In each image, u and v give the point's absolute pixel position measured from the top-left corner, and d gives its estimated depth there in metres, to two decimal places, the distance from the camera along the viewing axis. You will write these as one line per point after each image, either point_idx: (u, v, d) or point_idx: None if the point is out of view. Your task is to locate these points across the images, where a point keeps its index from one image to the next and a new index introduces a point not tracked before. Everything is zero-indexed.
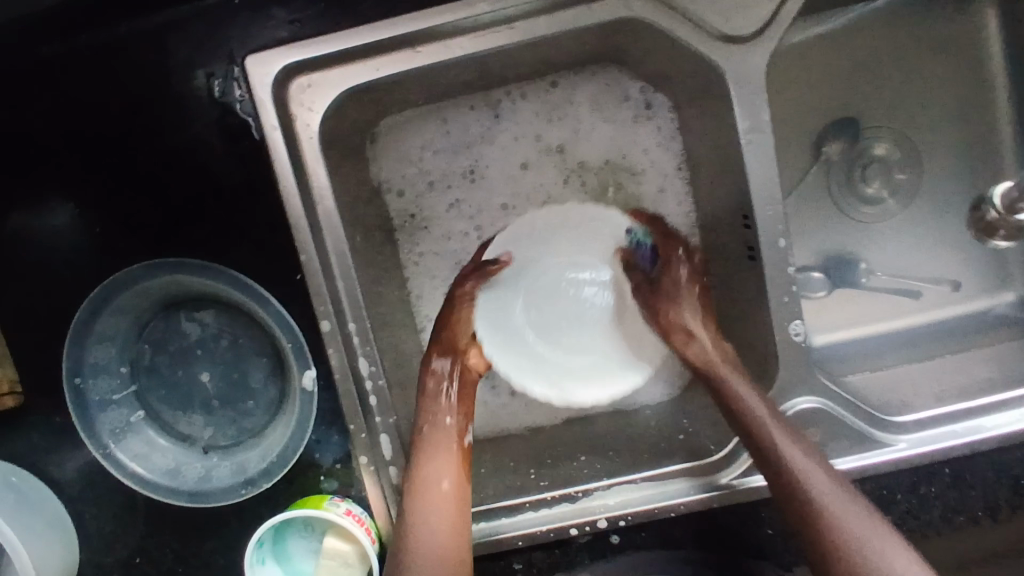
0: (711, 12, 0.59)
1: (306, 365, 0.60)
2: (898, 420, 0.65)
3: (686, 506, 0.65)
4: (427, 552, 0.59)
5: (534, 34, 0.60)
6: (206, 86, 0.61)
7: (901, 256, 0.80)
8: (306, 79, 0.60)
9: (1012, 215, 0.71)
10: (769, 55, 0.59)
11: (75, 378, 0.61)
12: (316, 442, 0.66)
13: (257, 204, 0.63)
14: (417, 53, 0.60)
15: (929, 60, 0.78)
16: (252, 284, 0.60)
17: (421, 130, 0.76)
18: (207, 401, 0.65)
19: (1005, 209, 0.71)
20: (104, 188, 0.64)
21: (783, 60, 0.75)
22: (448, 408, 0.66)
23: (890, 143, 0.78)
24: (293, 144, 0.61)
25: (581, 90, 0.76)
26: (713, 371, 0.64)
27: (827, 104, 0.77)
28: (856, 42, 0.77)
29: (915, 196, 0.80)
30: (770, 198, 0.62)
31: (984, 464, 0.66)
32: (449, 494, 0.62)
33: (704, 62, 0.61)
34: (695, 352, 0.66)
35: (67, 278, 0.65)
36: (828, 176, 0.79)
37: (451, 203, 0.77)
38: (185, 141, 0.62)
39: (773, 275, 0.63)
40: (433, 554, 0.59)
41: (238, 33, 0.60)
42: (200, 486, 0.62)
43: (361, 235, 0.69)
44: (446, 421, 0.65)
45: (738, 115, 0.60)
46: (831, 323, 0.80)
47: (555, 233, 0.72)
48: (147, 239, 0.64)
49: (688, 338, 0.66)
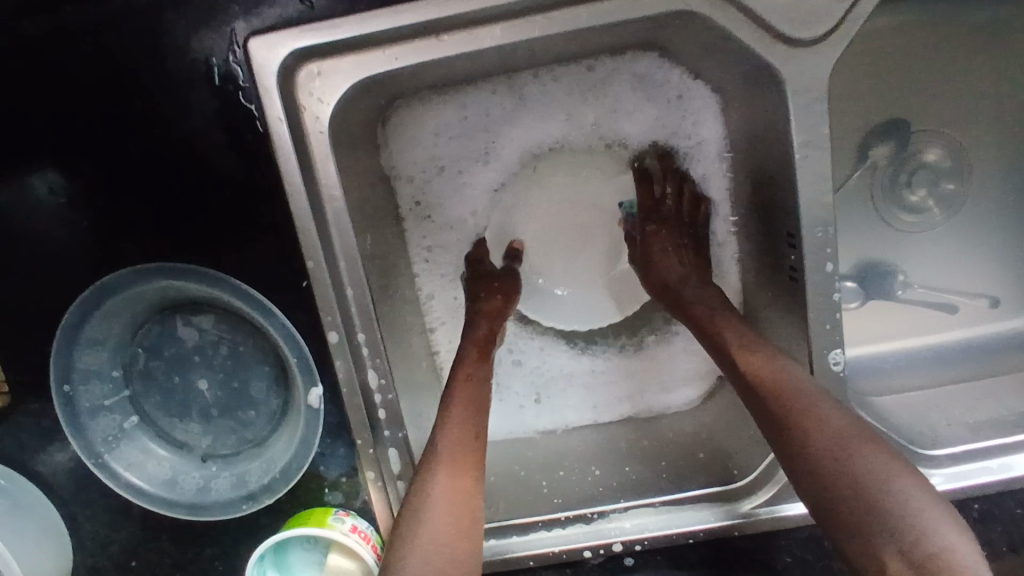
0: (775, 9, 0.52)
1: (313, 383, 0.58)
2: (931, 453, 0.62)
3: (705, 532, 0.62)
4: (436, 504, 0.50)
5: (576, 27, 0.53)
6: (205, 69, 0.54)
7: (941, 269, 0.76)
8: (315, 67, 0.54)
9: None
10: (834, 62, 0.53)
11: (65, 386, 0.57)
12: (320, 454, 0.62)
13: (259, 201, 0.57)
14: (441, 42, 0.53)
15: (993, 60, 0.72)
16: (256, 295, 0.56)
17: (437, 114, 0.68)
18: (206, 409, 0.61)
19: None
20: (90, 176, 0.57)
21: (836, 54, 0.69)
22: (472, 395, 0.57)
23: (942, 149, 0.73)
24: (301, 138, 0.55)
25: (618, 77, 0.69)
26: (711, 326, 0.62)
27: (879, 103, 0.71)
28: (918, 36, 0.70)
29: (961, 207, 0.75)
30: (820, 219, 0.57)
31: (1014, 499, 0.64)
32: (468, 448, 0.54)
33: (761, 66, 0.55)
34: (691, 310, 0.64)
35: (52, 271, 0.59)
36: (873, 181, 0.73)
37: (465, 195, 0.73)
38: (179, 129, 0.56)
39: (817, 300, 0.58)
40: (442, 507, 0.50)
41: (242, 10, 0.53)
42: (199, 498, 0.60)
43: (373, 234, 0.63)
44: (467, 386, 0.58)
45: (795, 127, 0.55)
46: (862, 336, 0.76)
47: (557, 203, 0.75)
48: (138, 235, 0.58)
49: (667, 292, 0.68)
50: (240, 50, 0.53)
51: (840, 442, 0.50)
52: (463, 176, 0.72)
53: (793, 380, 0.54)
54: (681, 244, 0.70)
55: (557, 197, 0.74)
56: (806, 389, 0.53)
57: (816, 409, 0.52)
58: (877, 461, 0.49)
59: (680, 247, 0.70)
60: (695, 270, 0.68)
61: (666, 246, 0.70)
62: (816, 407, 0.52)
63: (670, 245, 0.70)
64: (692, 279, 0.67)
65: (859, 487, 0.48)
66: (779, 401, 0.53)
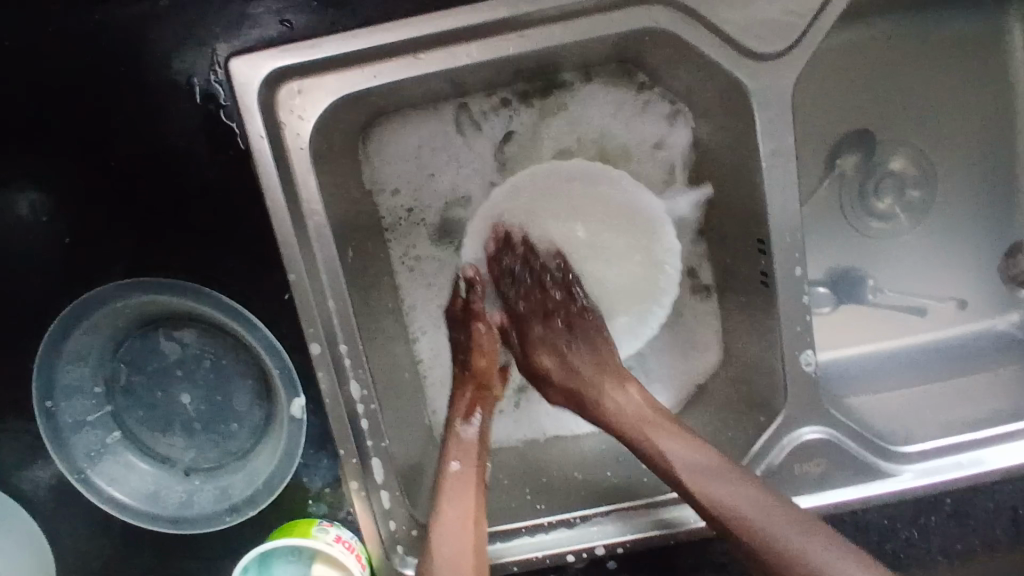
0: (739, 25, 0.55)
1: (296, 393, 0.58)
2: (903, 449, 0.63)
3: (684, 533, 0.64)
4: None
5: (548, 44, 0.55)
6: (187, 88, 0.56)
7: (911, 273, 0.78)
8: (296, 85, 0.55)
9: None
10: (797, 74, 0.56)
11: (47, 402, 0.57)
12: (304, 466, 0.63)
13: (245, 212, 0.60)
14: (417, 60, 0.55)
15: (952, 69, 0.74)
16: (237, 307, 0.56)
17: (416, 130, 0.69)
18: (189, 423, 0.62)
19: None
20: (71, 191, 0.59)
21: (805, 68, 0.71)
22: (468, 462, 0.62)
23: (907, 157, 0.75)
24: (282, 154, 0.56)
25: (586, 85, 0.69)
26: (591, 399, 0.63)
27: (844, 115, 0.74)
28: (879, 50, 0.73)
29: (928, 212, 0.77)
30: (786, 226, 0.59)
31: (986, 495, 0.65)
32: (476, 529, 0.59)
33: (727, 80, 0.57)
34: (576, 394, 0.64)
35: (37, 287, 0.61)
36: (841, 190, 0.76)
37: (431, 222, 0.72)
38: (160, 145, 0.58)
39: (786, 304, 0.60)
40: None
41: (223, 31, 0.54)
42: (182, 511, 0.60)
43: (354, 248, 0.64)
44: (467, 462, 0.62)
45: (760, 138, 0.57)
46: (839, 341, 0.78)
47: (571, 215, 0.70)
48: (121, 249, 0.60)
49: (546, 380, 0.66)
50: (220, 69, 0.55)
51: (744, 518, 0.54)
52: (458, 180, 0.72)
53: (694, 462, 0.57)
54: (554, 333, 0.67)
55: (543, 221, 0.70)
56: (684, 449, 0.58)
57: (698, 478, 0.56)
58: (775, 514, 0.54)
59: (556, 332, 0.67)
60: (587, 348, 0.66)
61: (548, 350, 0.66)
62: (721, 478, 0.56)
63: (554, 338, 0.66)
64: (584, 351, 0.66)
65: (760, 542, 0.53)
66: (692, 482, 0.56)
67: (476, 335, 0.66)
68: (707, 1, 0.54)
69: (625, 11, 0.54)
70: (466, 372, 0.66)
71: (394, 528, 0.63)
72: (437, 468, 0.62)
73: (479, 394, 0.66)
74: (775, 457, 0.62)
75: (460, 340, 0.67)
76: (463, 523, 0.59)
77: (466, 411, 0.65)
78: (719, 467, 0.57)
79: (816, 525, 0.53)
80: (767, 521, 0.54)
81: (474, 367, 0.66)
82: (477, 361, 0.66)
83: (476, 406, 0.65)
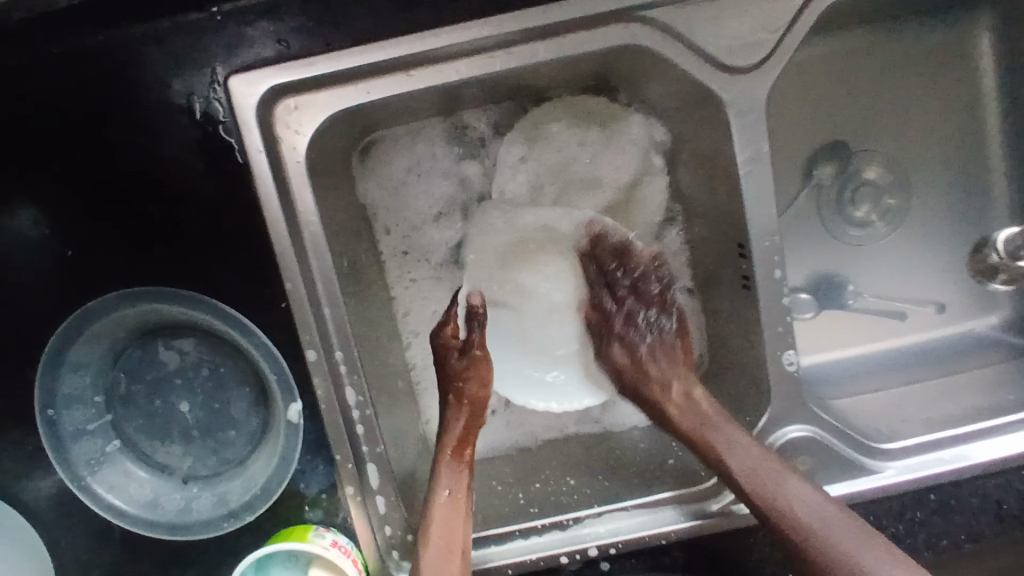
0: (713, 40, 0.58)
1: (292, 398, 0.59)
2: (885, 446, 0.65)
3: (677, 534, 0.65)
4: None
5: (533, 60, 0.58)
6: (187, 106, 0.58)
7: (890, 278, 0.80)
8: (292, 101, 0.58)
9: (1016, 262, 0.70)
10: (769, 85, 0.59)
11: (49, 410, 0.59)
12: (300, 472, 0.64)
13: (245, 224, 0.62)
14: (409, 77, 0.57)
15: (922, 81, 0.78)
16: (235, 314, 0.58)
17: (406, 148, 0.71)
18: (186, 431, 0.63)
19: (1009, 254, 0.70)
20: (77, 208, 0.62)
21: (778, 83, 0.75)
22: (455, 495, 0.63)
23: (882, 166, 0.78)
24: (279, 167, 0.59)
25: (567, 102, 0.72)
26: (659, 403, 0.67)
27: (818, 126, 0.77)
28: (850, 64, 0.76)
29: (904, 218, 0.80)
30: (765, 230, 0.61)
31: (968, 490, 0.66)
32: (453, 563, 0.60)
33: (703, 92, 0.60)
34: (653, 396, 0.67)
35: (44, 299, 0.63)
36: (819, 198, 0.78)
37: (425, 237, 0.74)
38: (162, 161, 0.60)
39: (768, 305, 0.63)
40: None
41: (222, 51, 0.57)
42: (180, 518, 0.61)
43: (349, 258, 0.66)
44: (455, 493, 0.63)
45: (736, 146, 0.60)
46: (821, 345, 0.80)
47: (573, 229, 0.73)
48: (124, 262, 0.63)
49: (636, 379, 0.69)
50: (220, 87, 0.57)
51: (804, 529, 0.57)
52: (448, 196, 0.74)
53: (763, 470, 0.60)
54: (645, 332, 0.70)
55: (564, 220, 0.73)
56: (751, 456, 0.60)
57: (763, 487, 0.59)
58: (833, 522, 0.57)
59: (635, 329, 0.70)
60: (661, 348, 0.70)
61: (625, 346, 0.70)
62: (786, 489, 0.59)
63: (632, 337, 0.70)
64: (661, 355, 0.69)
65: (818, 551, 0.56)
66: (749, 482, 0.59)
67: (472, 364, 0.67)
68: (682, 18, 0.57)
69: (607, 28, 0.57)
70: (460, 400, 0.67)
71: (389, 533, 0.64)
72: (426, 494, 0.63)
73: (470, 422, 0.67)
74: None
75: (453, 368, 0.67)
76: (448, 554, 0.60)
77: (457, 440, 0.66)
78: (784, 474, 0.59)
79: (869, 534, 0.57)
80: (825, 530, 0.57)
81: (467, 396, 0.67)
82: (472, 389, 0.67)
83: (466, 437, 0.66)
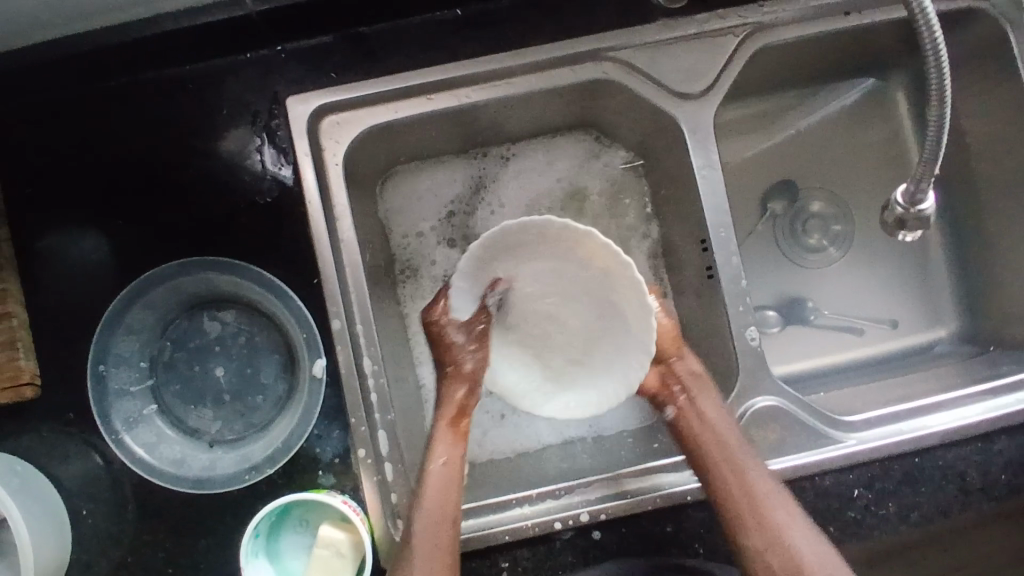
0: (667, 73, 0.73)
1: (318, 354, 0.68)
2: (847, 419, 0.71)
3: (662, 500, 0.69)
4: None
5: (527, 89, 0.73)
6: (252, 120, 0.74)
7: (845, 297, 0.91)
8: (335, 117, 0.71)
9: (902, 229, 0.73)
10: (715, 108, 0.73)
11: (100, 366, 0.68)
12: (317, 437, 0.71)
13: (289, 213, 0.74)
14: (430, 100, 0.72)
15: (851, 132, 0.92)
16: (272, 281, 0.68)
17: (427, 179, 0.84)
18: (218, 395, 0.71)
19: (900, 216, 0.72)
20: (147, 203, 0.75)
21: (720, 132, 0.89)
22: (451, 458, 0.67)
23: (824, 201, 0.92)
24: (321, 168, 0.71)
25: (555, 149, 0.85)
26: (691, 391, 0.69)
27: (768, 168, 0.91)
28: (789, 116, 0.90)
29: (852, 245, 0.92)
30: (722, 223, 0.73)
31: (930, 462, 0.72)
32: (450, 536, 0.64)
33: (663, 115, 0.74)
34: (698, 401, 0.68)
35: (104, 281, 0.74)
36: (775, 228, 0.91)
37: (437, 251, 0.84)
38: (224, 163, 0.74)
39: (729, 289, 0.72)
40: None
41: (284, 79, 0.73)
42: (204, 474, 0.67)
43: (371, 254, 0.77)
44: (453, 471, 0.66)
45: (694, 155, 0.73)
46: (789, 357, 0.89)
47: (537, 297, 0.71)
48: (184, 245, 0.74)
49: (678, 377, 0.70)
50: (280, 105, 0.73)
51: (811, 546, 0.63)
52: (458, 219, 0.85)
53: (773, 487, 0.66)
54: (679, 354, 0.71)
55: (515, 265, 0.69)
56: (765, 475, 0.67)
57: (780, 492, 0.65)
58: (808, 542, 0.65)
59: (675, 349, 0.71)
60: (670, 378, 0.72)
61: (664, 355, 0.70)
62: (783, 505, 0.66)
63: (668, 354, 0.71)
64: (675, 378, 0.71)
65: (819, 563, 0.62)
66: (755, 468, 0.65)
67: (477, 346, 0.69)
68: (642, 57, 0.73)
69: (583, 66, 0.73)
70: (457, 372, 0.69)
71: (395, 500, 0.68)
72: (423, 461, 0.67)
73: (470, 391, 0.69)
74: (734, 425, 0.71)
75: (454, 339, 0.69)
76: (445, 524, 0.64)
77: (454, 413, 0.68)
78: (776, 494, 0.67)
79: None
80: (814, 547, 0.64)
81: (467, 368, 0.69)
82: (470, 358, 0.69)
83: (465, 412, 0.69)
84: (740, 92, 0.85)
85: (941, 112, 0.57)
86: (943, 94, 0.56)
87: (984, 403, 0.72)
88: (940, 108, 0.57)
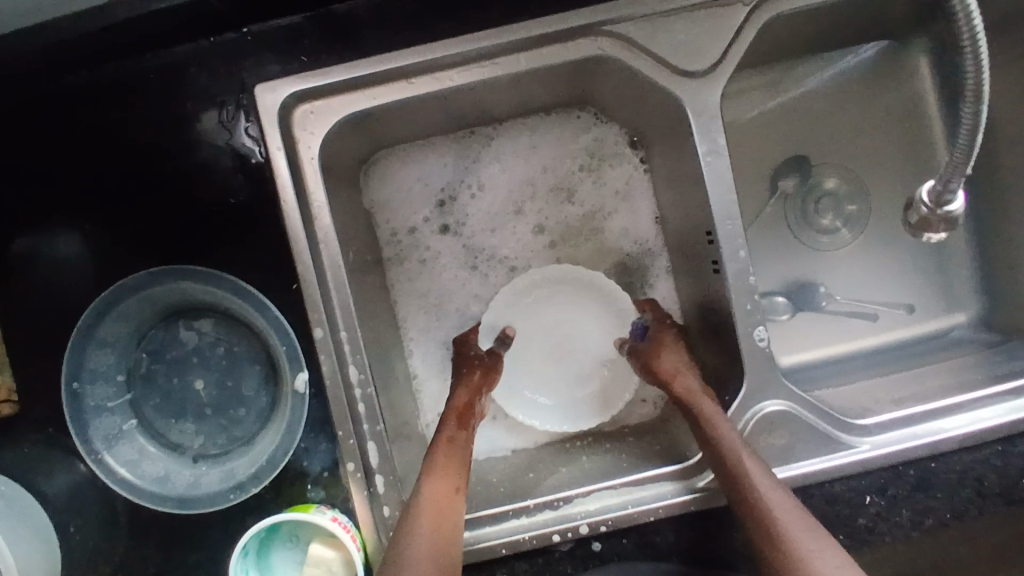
0: (670, 50, 0.66)
1: (299, 368, 0.63)
2: (860, 422, 0.67)
3: (664, 511, 0.66)
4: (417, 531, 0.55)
5: (517, 69, 0.66)
6: (217, 114, 0.68)
7: (858, 283, 0.86)
8: (309, 106, 0.65)
9: (944, 209, 0.60)
10: (722, 87, 0.66)
11: (74, 383, 0.63)
12: (305, 450, 0.68)
13: (261, 214, 0.69)
14: (410, 84, 0.66)
15: (868, 103, 0.85)
16: (247, 289, 0.63)
17: (416, 167, 0.80)
18: (200, 408, 0.68)
19: (934, 202, 0.61)
20: (114, 206, 0.70)
21: (725, 111, 0.83)
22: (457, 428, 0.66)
23: (839, 177, 0.85)
24: (295, 164, 0.65)
25: (549, 130, 0.80)
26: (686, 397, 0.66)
27: (779, 144, 0.85)
28: (803, 89, 0.84)
29: (868, 224, 0.86)
30: (729, 215, 0.67)
31: (947, 467, 0.69)
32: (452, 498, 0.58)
33: (667, 95, 0.67)
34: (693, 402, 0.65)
35: (72, 291, 0.70)
36: (785, 209, 0.86)
37: (428, 245, 0.80)
38: (194, 162, 0.69)
39: (735, 285, 0.67)
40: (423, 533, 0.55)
41: (251, 67, 0.67)
42: (188, 493, 0.64)
43: (355, 251, 0.72)
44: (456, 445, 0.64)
45: (697, 140, 0.67)
46: (797, 347, 0.85)
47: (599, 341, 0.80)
48: (157, 253, 0.70)
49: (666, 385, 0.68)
50: (248, 95, 0.67)
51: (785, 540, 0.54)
52: (447, 209, 0.80)
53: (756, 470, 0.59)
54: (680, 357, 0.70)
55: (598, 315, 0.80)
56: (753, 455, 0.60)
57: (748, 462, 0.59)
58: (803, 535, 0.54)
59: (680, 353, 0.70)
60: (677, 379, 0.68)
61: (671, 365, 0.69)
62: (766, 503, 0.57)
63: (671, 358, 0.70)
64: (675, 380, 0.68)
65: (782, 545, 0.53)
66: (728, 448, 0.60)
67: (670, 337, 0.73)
68: (642, 32, 0.66)
69: (578, 42, 0.66)
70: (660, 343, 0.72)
71: (388, 514, 0.65)
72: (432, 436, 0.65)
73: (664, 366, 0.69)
74: (742, 428, 0.67)
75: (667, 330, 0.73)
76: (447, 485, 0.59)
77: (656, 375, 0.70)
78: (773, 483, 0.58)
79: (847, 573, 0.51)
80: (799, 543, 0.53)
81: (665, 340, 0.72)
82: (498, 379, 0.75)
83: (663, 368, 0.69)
84: (746, 62, 0.78)
85: (976, 111, 0.53)
86: (979, 90, 0.52)
87: (1005, 403, 0.68)
88: (974, 104, 0.53)
